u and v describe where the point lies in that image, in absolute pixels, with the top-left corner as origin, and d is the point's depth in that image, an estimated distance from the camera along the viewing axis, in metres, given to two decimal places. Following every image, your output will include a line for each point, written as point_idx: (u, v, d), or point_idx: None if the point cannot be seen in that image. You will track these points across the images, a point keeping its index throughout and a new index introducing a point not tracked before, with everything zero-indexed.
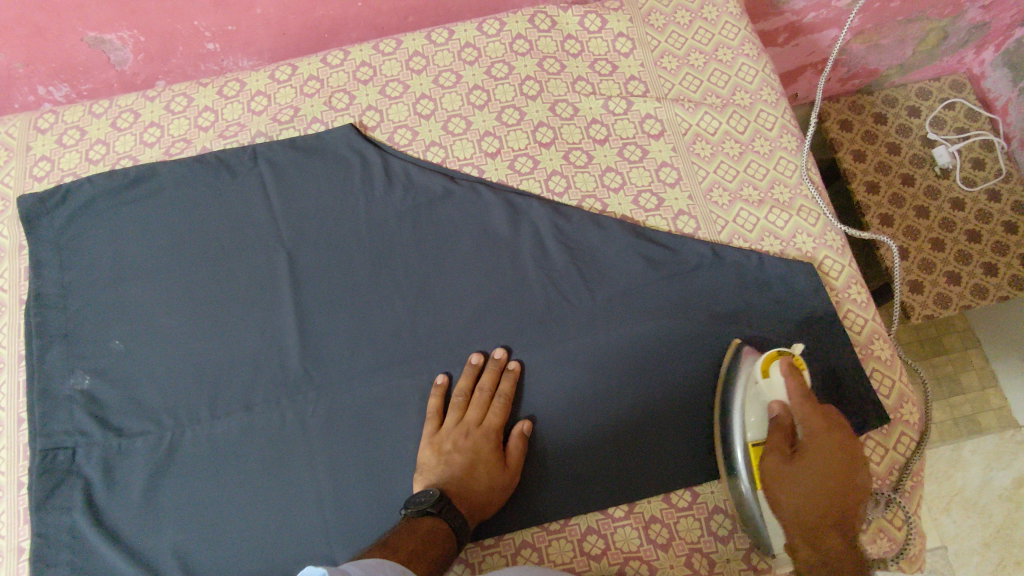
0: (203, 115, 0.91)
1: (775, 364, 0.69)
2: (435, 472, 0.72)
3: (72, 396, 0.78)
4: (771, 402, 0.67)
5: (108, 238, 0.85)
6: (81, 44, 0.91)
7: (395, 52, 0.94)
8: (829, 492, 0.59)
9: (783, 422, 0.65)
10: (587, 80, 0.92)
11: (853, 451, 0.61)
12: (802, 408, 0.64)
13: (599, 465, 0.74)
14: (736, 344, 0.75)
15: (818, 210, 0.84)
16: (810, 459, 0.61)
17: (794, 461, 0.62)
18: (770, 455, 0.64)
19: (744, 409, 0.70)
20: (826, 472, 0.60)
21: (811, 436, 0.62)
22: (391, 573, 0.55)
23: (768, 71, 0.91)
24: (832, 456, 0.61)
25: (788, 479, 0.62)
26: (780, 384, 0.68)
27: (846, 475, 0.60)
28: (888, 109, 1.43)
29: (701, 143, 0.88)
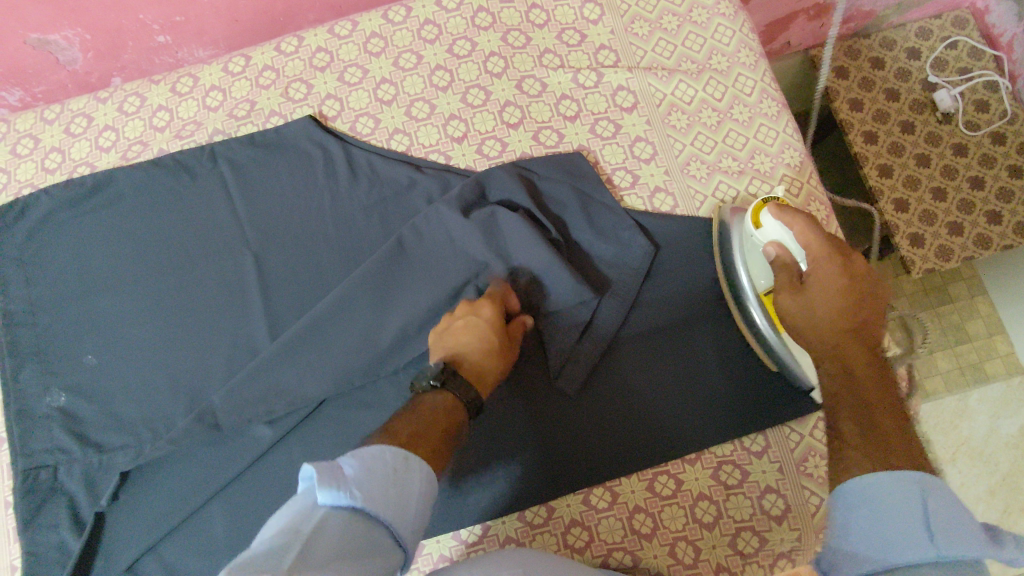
0: (158, 115, 0.88)
1: (764, 211, 0.70)
2: (447, 351, 0.68)
3: (50, 413, 0.78)
4: (768, 245, 0.67)
5: (73, 250, 0.83)
6: (25, 46, 0.87)
7: (352, 35, 0.89)
8: (829, 316, 0.59)
9: (782, 261, 0.65)
10: (554, 52, 0.87)
11: (852, 263, 0.61)
12: (813, 241, 0.62)
13: (582, 446, 0.73)
14: (716, 210, 0.78)
15: (802, 179, 0.81)
16: (812, 288, 0.61)
17: (801, 290, 0.62)
18: (781, 293, 0.64)
19: (748, 268, 0.72)
20: (828, 289, 0.60)
21: (819, 265, 0.61)
22: (391, 457, 0.49)
23: (745, 30, 0.86)
24: (838, 281, 0.60)
25: (800, 309, 0.62)
26: (776, 229, 0.68)
27: (849, 294, 0.59)
28: (886, 52, 1.35)
29: (676, 114, 0.84)
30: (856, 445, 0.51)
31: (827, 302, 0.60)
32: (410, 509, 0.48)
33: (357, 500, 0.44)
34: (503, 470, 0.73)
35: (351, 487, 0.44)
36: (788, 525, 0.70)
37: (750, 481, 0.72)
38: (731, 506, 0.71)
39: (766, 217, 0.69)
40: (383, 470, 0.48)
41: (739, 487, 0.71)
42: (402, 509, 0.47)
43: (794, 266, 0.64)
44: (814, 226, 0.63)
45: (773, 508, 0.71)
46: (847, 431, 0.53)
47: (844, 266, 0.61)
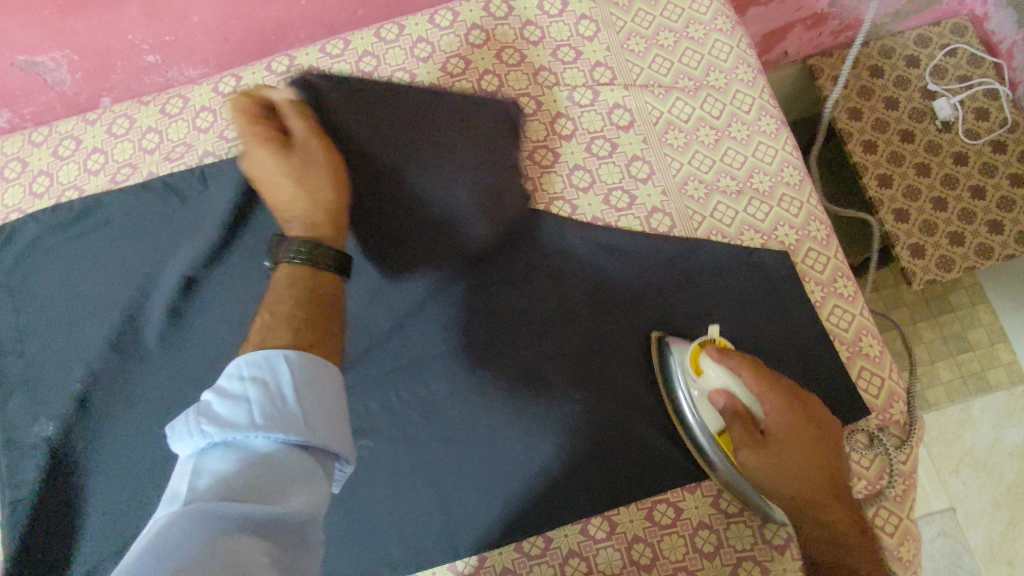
0: (147, 137, 0.87)
1: (704, 357, 0.68)
2: (280, 205, 0.71)
3: (36, 444, 0.76)
4: (715, 395, 0.66)
5: (59, 276, 0.82)
6: (12, 68, 0.86)
7: (343, 54, 0.88)
8: (804, 488, 0.61)
9: (739, 412, 0.65)
10: (549, 70, 0.86)
11: (798, 409, 0.63)
12: (766, 398, 0.63)
13: (568, 468, 0.71)
14: (658, 339, 0.74)
15: (801, 198, 0.80)
16: (777, 446, 0.62)
17: (764, 448, 0.63)
18: (743, 451, 0.63)
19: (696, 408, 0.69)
20: (791, 446, 0.62)
21: (779, 418, 0.62)
22: (256, 360, 0.54)
23: (743, 46, 0.85)
24: (790, 435, 0.62)
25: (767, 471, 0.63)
26: (718, 376, 0.66)
27: (812, 449, 0.62)
28: (885, 61, 1.34)
29: (673, 132, 0.82)
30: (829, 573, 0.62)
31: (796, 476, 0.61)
32: (286, 405, 0.52)
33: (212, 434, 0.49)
34: (495, 499, 0.71)
35: (198, 423, 0.50)
36: (790, 554, 0.69)
37: (750, 509, 0.70)
38: (732, 535, 0.70)
39: (705, 363, 0.67)
40: (236, 384, 0.52)
41: (740, 515, 0.70)
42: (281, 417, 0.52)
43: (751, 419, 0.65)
44: (764, 374, 0.63)
45: (775, 537, 0.70)
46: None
47: (801, 414, 0.63)
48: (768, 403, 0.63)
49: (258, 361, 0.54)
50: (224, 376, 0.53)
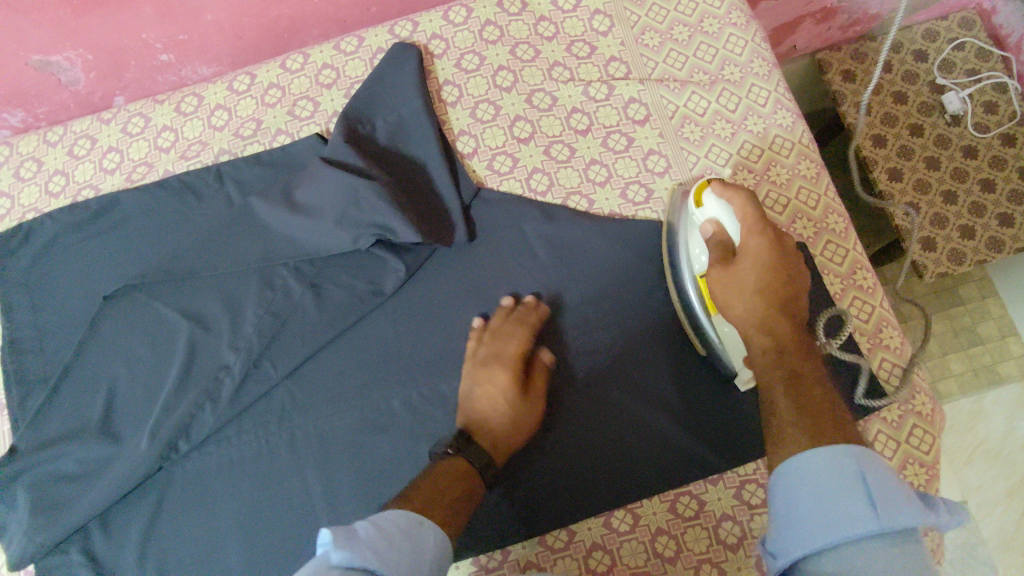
0: (162, 135, 0.87)
1: (707, 191, 0.68)
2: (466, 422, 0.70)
3: (53, 441, 0.76)
4: (707, 223, 0.66)
5: (77, 274, 0.82)
6: (25, 68, 0.86)
7: (357, 51, 0.88)
8: (767, 279, 0.61)
9: (719, 239, 0.65)
10: (564, 65, 0.86)
11: (778, 245, 0.63)
12: (747, 208, 0.64)
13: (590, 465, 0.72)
14: (675, 191, 0.78)
15: (819, 191, 0.80)
16: (746, 265, 0.62)
17: (732, 267, 0.63)
18: (713, 268, 0.64)
19: (688, 245, 0.71)
20: (759, 267, 0.62)
21: (754, 241, 0.62)
22: (406, 522, 0.53)
23: (758, 39, 0.85)
24: (764, 258, 0.62)
25: (728, 288, 0.63)
26: (715, 207, 0.67)
27: (780, 274, 0.62)
28: (893, 55, 1.33)
29: (690, 126, 0.82)
30: (791, 422, 0.53)
31: (754, 294, 0.61)
32: (421, 573, 0.50)
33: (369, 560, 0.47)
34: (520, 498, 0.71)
35: (362, 542, 0.48)
36: None
37: None
38: (756, 527, 0.69)
39: (707, 196, 0.68)
40: (392, 530, 0.51)
41: (763, 507, 0.70)
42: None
43: (731, 244, 0.65)
44: (757, 205, 0.64)
45: None
46: (784, 413, 0.54)
47: (778, 250, 0.62)
48: (750, 228, 0.63)
49: (411, 520, 0.53)
50: (376, 517, 0.52)
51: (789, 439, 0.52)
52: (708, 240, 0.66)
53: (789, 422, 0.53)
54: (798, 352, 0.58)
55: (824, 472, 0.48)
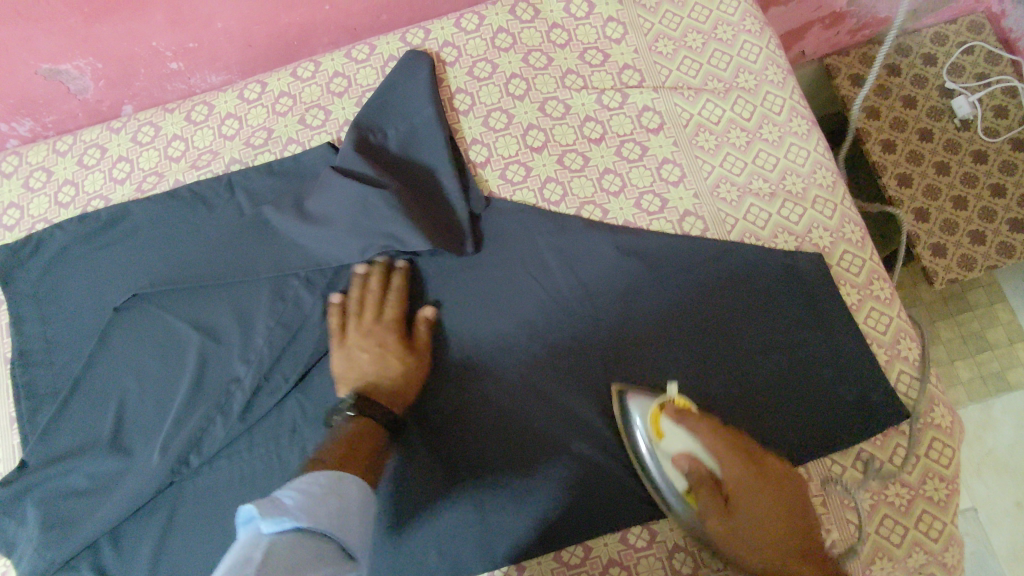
0: (173, 145, 0.86)
1: (664, 420, 0.67)
2: (361, 385, 0.71)
3: (63, 456, 0.75)
4: (681, 457, 0.65)
5: (86, 285, 0.81)
6: (34, 77, 0.85)
7: (369, 59, 0.87)
8: (770, 519, 0.61)
9: (702, 474, 0.63)
10: (577, 72, 0.85)
11: (740, 438, 0.65)
12: (727, 461, 0.63)
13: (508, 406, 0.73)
14: (618, 393, 0.71)
15: (835, 200, 0.79)
16: (744, 510, 0.62)
17: (732, 511, 0.62)
18: (710, 517, 0.63)
19: (665, 480, 0.66)
20: (755, 502, 0.62)
21: (737, 472, 0.62)
22: (324, 478, 0.53)
23: (772, 46, 0.85)
24: (759, 498, 0.62)
25: (734, 539, 0.62)
26: (680, 438, 0.66)
27: (769, 501, 0.62)
28: (902, 59, 1.33)
29: (704, 134, 0.82)
30: None
31: (765, 541, 0.60)
32: (350, 522, 0.51)
33: (299, 518, 0.46)
34: (460, 456, 0.72)
35: (291, 508, 0.47)
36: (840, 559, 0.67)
37: None
38: None
39: (665, 427, 0.66)
40: (315, 489, 0.51)
41: None
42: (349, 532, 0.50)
43: (710, 471, 0.64)
44: (727, 437, 0.64)
45: None
46: None
47: (745, 452, 0.64)
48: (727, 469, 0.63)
49: (328, 478, 0.54)
50: (293, 482, 0.51)
51: None
52: (686, 471, 0.64)
53: None
54: (809, 555, 0.60)
55: None
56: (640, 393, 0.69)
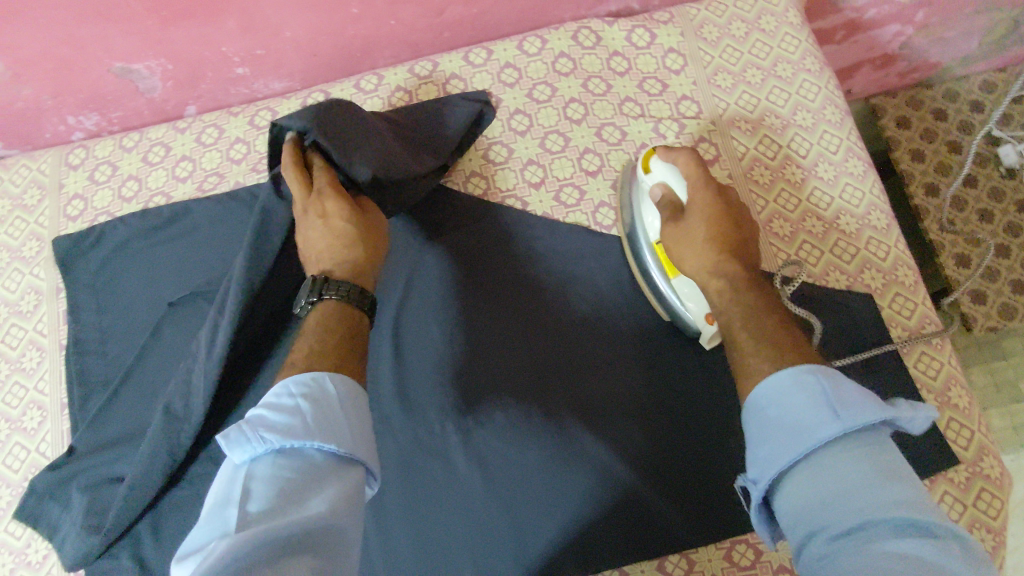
0: (235, 147, 0.88)
1: (654, 159, 0.72)
2: (322, 268, 0.67)
3: (109, 444, 0.76)
4: (657, 187, 0.70)
5: (143, 278, 0.83)
6: (108, 74, 0.88)
7: (431, 75, 0.89)
8: (719, 233, 0.64)
9: (670, 199, 0.68)
10: (635, 100, 0.86)
11: (722, 195, 0.67)
12: (692, 176, 0.68)
13: (520, 353, 0.76)
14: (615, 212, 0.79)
15: (889, 242, 0.79)
16: (692, 218, 0.65)
17: (682, 223, 0.66)
18: (666, 227, 0.67)
19: (641, 212, 0.74)
20: (716, 249, 0.63)
21: (701, 229, 0.64)
22: (303, 381, 0.52)
23: (832, 86, 0.85)
24: (711, 224, 0.64)
25: (683, 243, 0.65)
26: (664, 171, 0.71)
27: (735, 260, 0.63)
28: (949, 104, 1.32)
29: (760, 169, 0.82)
30: (762, 354, 0.56)
31: (708, 261, 0.63)
32: (334, 420, 0.51)
33: (269, 439, 0.47)
34: (480, 434, 0.73)
35: (259, 431, 0.48)
36: None
37: None
38: None
39: (654, 163, 0.72)
40: (288, 400, 0.51)
41: None
42: (332, 431, 0.50)
43: (680, 197, 0.68)
44: (701, 166, 0.68)
45: None
46: (749, 360, 0.57)
47: (720, 210, 0.65)
48: (694, 210, 0.66)
49: (305, 381, 0.53)
50: (273, 395, 0.51)
51: (756, 363, 0.56)
52: (658, 202, 0.69)
53: (763, 354, 0.56)
54: (764, 307, 0.60)
55: (838, 461, 0.48)
56: (639, 162, 0.77)
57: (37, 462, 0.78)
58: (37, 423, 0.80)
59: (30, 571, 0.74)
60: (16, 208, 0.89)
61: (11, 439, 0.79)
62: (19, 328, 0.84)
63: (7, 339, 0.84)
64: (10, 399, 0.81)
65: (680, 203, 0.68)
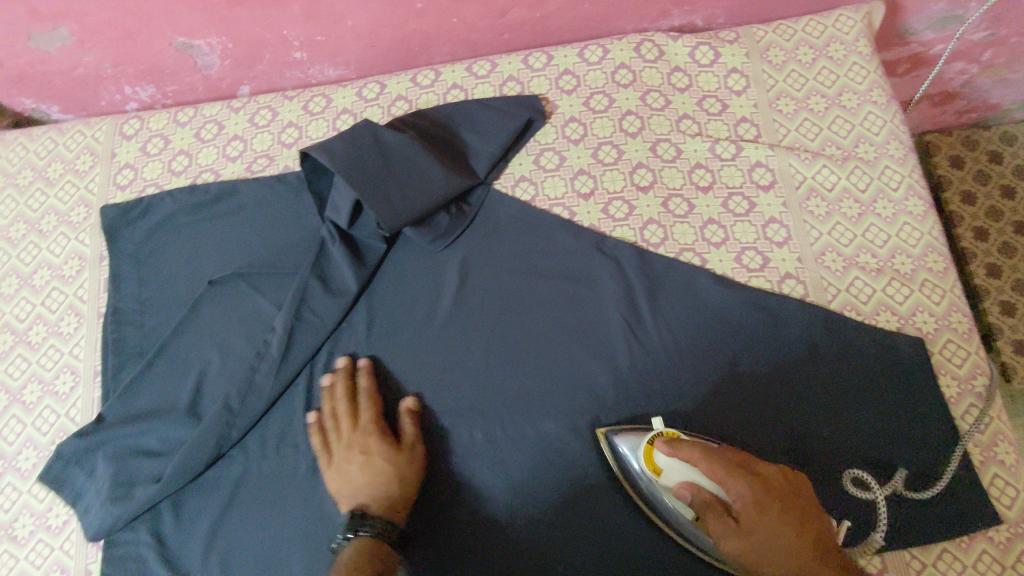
0: (287, 131, 0.88)
1: (656, 450, 0.65)
2: (359, 502, 0.67)
3: (137, 416, 0.76)
4: (681, 487, 0.62)
5: (186, 253, 0.83)
6: (169, 48, 0.88)
7: (489, 76, 0.89)
8: (785, 529, 0.57)
9: (705, 505, 0.61)
10: (693, 118, 0.85)
11: (748, 461, 0.61)
12: (717, 473, 0.60)
13: (553, 435, 0.72)
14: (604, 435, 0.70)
15: (944, 286, 0.76)
16: (749, 530, 0.58)
17: (740, 528, 0.59)
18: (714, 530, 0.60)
19: (656, 497, 0.66)
20: (772, 524, 0.58)
21: (748, 511, 0.59)
22: None
23: (897, 121, 0.83)
24: (770, 528, 0.58)
25: (744, 542, 0.58)
26: (676, 468, 0.64)
27: (786, 511, 0.58)
28: (1006, 147, 1.28)
29: (816, 199, 0.81)
30: None
31: (777, 556, 0.57)
32: None
33: None
34: (504, 439, 0.72)
35: None
36: None
37: None
38: None
39: (660, 460, 0.64)
40: None
41: None
42: None
43: (712, 501, 0.61)
44: (721, 458, 0.61)
45: None
46: None
47: (742, 469, 0.60)
48: (729, 488, 0.60)
49: None
50: None
51: None
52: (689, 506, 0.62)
53: None
54: (821, 553, 0.57)
55: None
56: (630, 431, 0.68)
57: (65, 426, 0.78)
58: (70, 387, 0.80)
59: (50, 534, 0.74)
60: (68, 172, 0.90)
61: (43, 401, 0.80)
62: (60, 292, 0.84)
63: (47, 301, 0.84)
64: (45, 361, 0.81)
65: (712, 495, 0.61)
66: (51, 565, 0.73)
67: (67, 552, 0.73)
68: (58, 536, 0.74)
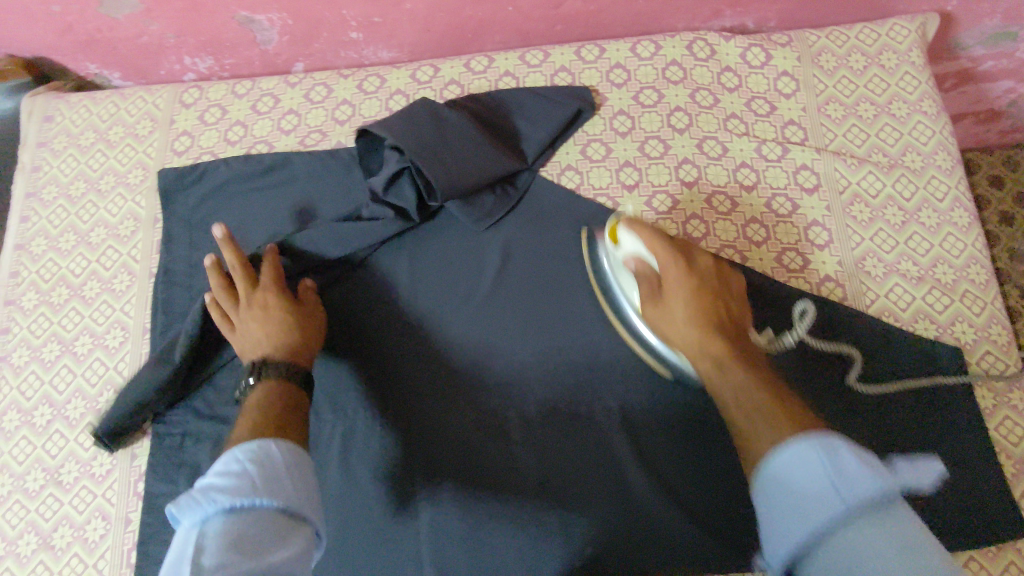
0: (341, 108, 0.90)
1: (619, 229, 0.70)
2: (259, 353, 0.70)
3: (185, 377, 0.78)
4: (629, 260, 0.69)
5: (237, 220, 0.85)
6: (232, 21, 0.91)
7: (541, 66, 0.90)
8: (701, 312, 0.62)
9: (647, 273, 0.67)
10: (741, 118, 0.86)
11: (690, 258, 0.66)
12: (655, 249, 0.65)
13: (586, 424, 0.73)
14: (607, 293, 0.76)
15: (985, 299, 0.76)
16: (670, 297, 0.64)
17: (660, 302, 0.65)
18: (646, 306, 0.67)
19: (621, 283, 0.72)
20: (695, 302, 0.63)
21: (674, 281, 0.64)
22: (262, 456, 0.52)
23: (946, 132, 0.83)
24: (686, 293, 0.63)
25: (668, 327, 0.64)
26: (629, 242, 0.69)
27: (704, 310, 0.63)
28: None
29: (859, 205, 0.81)
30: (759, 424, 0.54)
31: (692, 332, 0.62)
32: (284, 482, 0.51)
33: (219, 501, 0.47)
34: (538, 423, 0.73)
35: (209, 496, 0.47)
36: None
37: None
38: None
39: (622, 234, 0.70)
40: (236, 466, 0.50)
41: None
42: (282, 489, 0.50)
43: (652, 273, 0.67)
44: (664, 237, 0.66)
45: None
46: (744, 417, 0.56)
47: (688, 268, 0.65)
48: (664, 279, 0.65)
49: (253, 450, 0.52)
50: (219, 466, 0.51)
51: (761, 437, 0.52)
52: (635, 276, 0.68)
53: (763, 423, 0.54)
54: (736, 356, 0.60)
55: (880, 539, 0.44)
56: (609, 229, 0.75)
57: (114, 380, 0.81)
58: (119, 342, 0.83)
59: (93, 482, 0.76)
60: (127, 136, 0.93)
61: (92, 354, 0.82)
62: (114, 250, 0.87)
63: (102, 258, 0.87)
64: (97, 316, 0.84)
65: (651, 267, 0.67)
66: (93, 511, 0.75)
67: (110, 500, 0.76)
68: (101, 484, 0.76)
